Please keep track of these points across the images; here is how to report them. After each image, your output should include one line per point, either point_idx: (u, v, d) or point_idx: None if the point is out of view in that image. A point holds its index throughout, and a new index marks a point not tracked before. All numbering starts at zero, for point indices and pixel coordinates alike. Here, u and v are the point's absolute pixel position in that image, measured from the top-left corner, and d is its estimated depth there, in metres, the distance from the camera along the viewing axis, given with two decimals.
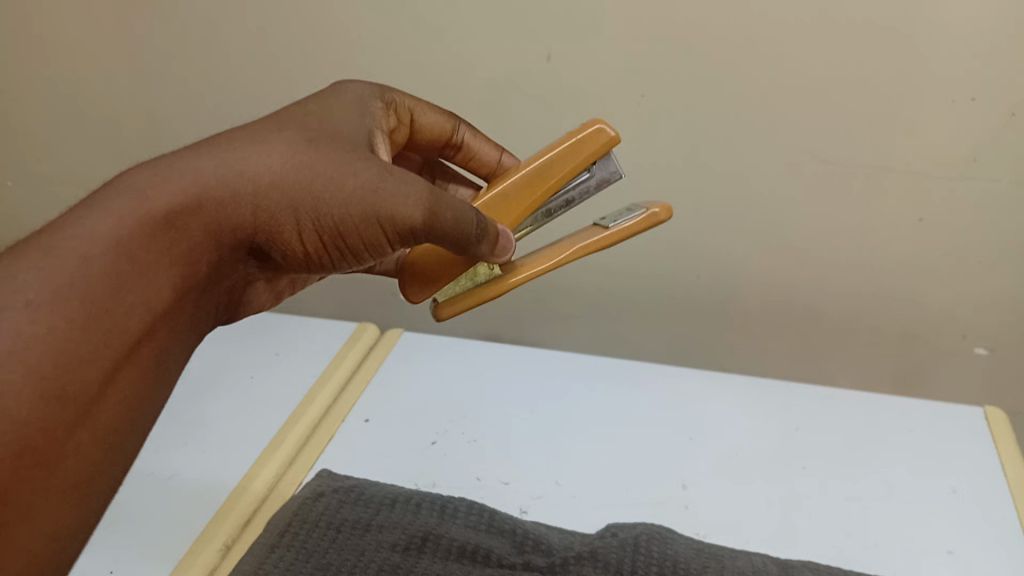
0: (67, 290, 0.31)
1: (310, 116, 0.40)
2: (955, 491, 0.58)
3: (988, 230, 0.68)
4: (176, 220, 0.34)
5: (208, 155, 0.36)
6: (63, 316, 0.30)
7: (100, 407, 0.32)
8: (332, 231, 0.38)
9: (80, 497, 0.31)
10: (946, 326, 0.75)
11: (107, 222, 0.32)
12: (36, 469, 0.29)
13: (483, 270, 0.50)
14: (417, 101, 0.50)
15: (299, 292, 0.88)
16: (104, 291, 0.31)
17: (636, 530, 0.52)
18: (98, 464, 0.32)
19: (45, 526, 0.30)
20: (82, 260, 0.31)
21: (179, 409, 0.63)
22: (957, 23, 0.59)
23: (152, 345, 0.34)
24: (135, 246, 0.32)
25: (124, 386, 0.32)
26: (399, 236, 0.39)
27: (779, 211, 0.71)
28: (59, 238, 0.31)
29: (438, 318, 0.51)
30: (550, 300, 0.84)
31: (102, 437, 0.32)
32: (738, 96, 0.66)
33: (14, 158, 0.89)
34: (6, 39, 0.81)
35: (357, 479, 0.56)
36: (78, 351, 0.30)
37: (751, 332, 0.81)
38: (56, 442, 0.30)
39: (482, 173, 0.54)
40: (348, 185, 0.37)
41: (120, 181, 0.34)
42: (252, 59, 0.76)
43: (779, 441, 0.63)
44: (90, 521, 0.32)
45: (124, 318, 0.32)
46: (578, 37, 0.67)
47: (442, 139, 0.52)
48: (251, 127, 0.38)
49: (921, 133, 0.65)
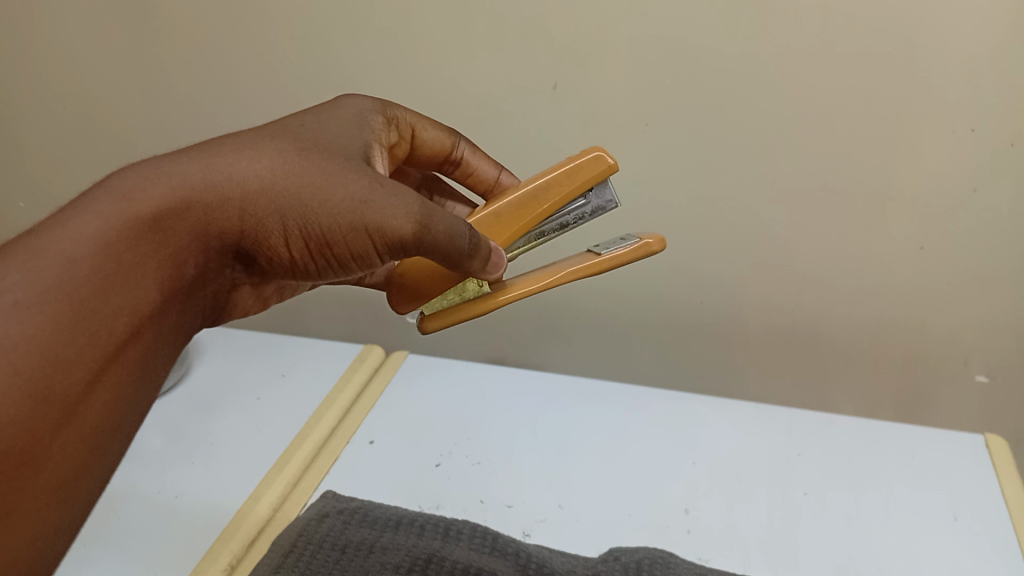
0: (54, 290, 0.31)
1: (304, 126, 0.41)
2: (956, 517, 0.58)
3: (988, 258, 0.69)
4: (162, 222, 0.35)
5: (198, 159, 0.37)
6: (50, 317, 0.31)
7: (88, 406, 0.32)
8: (319, 239, 0.38)
9: (65, 497, 0.32)
10: (947, 353, 0.76)
11: (96, 224, 0.33)
12: (20, 468, 0.30)
13: (472, 286, 0.50)
14: (419, 117, 0.51)
15: (305, 313, 0.89)
16: (90, 292, 0.32)
17: (638, 554, 0.53)
18: (83, 463, 0.33)
19: (27, 526, 0.31)
20: (69, 261, 0.32)
21: (186, 428, 0.64)
22: (957, 58, 0.60)
23: (138, 346, 0.34)
24: (121, 248, 0.33)
25: (110, 385, 0.33)
26: (389, 248, 0.39)
27: (781, 238, 0.72)
28: (46, 237, 0.32)
29: (422, 330, 0.51)
30: (554, 324, 0.85)
31: (89, 437, 0.33)
32: (740, 125, 0.67)
33: (27, 178, 0.90)
34: (19, 63, 0.82)
35: (361, 500, 0.57)
36: (64, 352, 0.31)
37: (753, 357, 0.81)
38: (42, 441, 0.31)
39: (480, 189, 0.55)
40: (337, 195, 0.38)
41: (109, 182, 0.35)
42: (262, 84, 0.77)
43: (781, 466, 0.63)
44: (75, 520, 0.33)
45: (110, 319, 0.33)
46: (584, 67, 0.68)
47: (441, 155, 0.53)
48: (242, 133, 0.39)
49: (921, 164, 0.66)
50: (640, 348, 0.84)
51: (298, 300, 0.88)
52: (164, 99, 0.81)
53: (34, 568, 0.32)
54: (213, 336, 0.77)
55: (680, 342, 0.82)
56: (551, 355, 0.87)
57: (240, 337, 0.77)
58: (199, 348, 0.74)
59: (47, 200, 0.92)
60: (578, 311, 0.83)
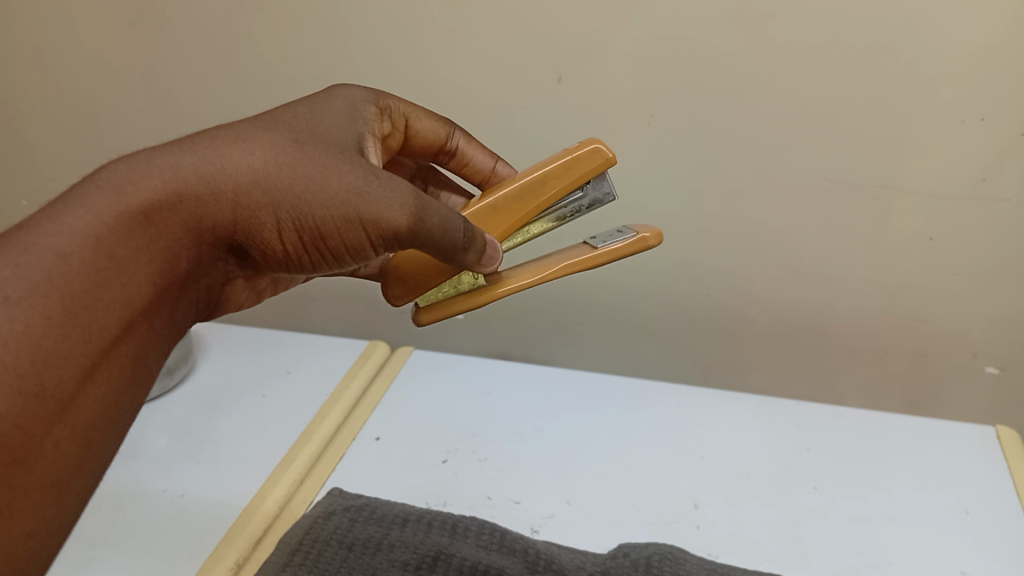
0: (45, 284, 0.31)
1: (298, 117, 0.41)
2: (966, 510, 0.58)
3: (998, 249, 0.68)
4: (153, 216, 0.34)
5: (190, 151, 0.36)
6: (41, 313, 0.30)
7: (79, 404, 0.32)
8: (312, 231, 0.38)
9: (58, 495, 0.32)
10: (956, 345, 0.75)
11: (87, 217, 0.32)
12: (14, 465, 0.30)
13: (467, 279, 0.50)
14: (412, 107, 0.50)
15: (308, 309, 0.89)
16: (82, 287, 0.32)
17: (647, 551, 0.53)
18: (75, 461, 0.32)
19: (21, 524, 0.31)
20: (60, 256, 0.31)
21: (191, 427, 0.63)
22: (967, 47, 0.59)
23: (129, 341, 0.34)
24: (112, 242, 0.33)
25: (102, 382, 0.33)
26: (384, 240, 0.39)
27: (787, 231, 0.72)
28: (37, 232, 0.31)
29: (417, 324, 0.51)
30: (559, 320, 0.84)
31: (81, 434, 0.32)
32: (746, 116, 0.66)
33: (29, 175, 0.90)
34: (18, 60, 0.81)
35: (368, 497, 0.56)
36: (56, 348, 0.31)
37: (760, 352, 0.81)
38: (34, 438, 0.30)
39: (476, 179, 0.54)
40: (332, 187, 0.37)
41: (102, 174, 0.34)
42: (263, 79, 0.77)
43: (790, 460, 0.63)
44: (68, 519, 0.33)
45: (102, 315, 0.32)
46: (588, 59, 0.67)
47: (436, 145, 0.52)
48: (236, 124, 0.38)
49: (930, 155, 0.65)
50: (645, 343, 0.83)
51: (303, 296, 0.87)
52: (166, 96, 0.81)
53: (28, 568, 0.31)
54: (215, 333, 0.77)
55: (687, 338, 0.82)
56: (557, 352, 0.87)
57: (244, 333, 0.77)
58: (202, 345, 0.74)
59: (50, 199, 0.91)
60: (583, 307, 0.83)
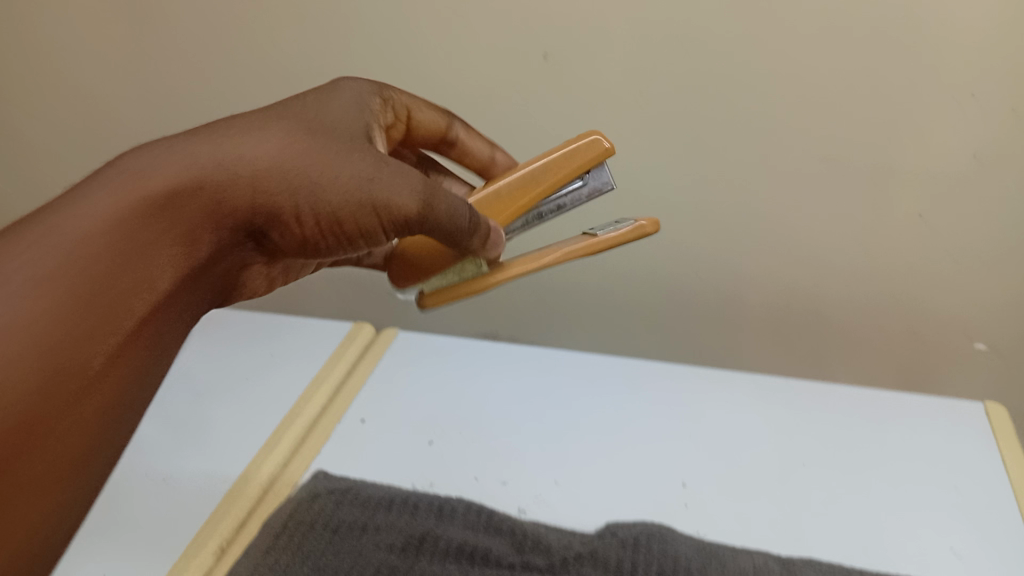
0: (65, 272, 0.30)
1: (308, 106, 0.40)
2: (955, 488, 0.58)
3: (992, 230, 0.67)
4: (173, 203, 0.33)
5: (209, 138, 0.35)
6: (61, 299, 0.30)
7: (95, 390, 0.32)
8: (328, 218, 0.37)
9: (71, 475, 0.32)
10: (949, 328, 0.74)
11: (107, 206, 0.32)
12: (31, 447, 0.30)
13: (470, 267, 0.49)
14: (415, 99, 0.49)
15: (310, 287, 0.89)
16: (102, 275, 0.31)
17: (635, 530, 0.52)
18: (89, 442, 0.33)
19: (37, 503, 0.31)
20: (80, 244, 0.31)
21: (177, 411, 0.63)
22: (958, 20, 0.58)
23: (145, 328, 0.34)
24: (131, 231, 0.32)
25: (119, 367, 0.33)
26: (394, 225, 0.39)
27: (778, 211, 0.71)
28: (57, 220, 0.31)
29: (421, 307, 0.51)
30: (557, 300, 0.84)
31: (98, 415, 0.33)
32: (733, 92, 0.66)
33: (34, 152, 0.91)
34: (17, 41, 0.83)
35: (353, 480, 0.56)
36: (76, 332, 0.30)
37: (753, 335, 0.80)
38: (50, 422, 0.30)
39: (476, 170, 0.54)
40: (345, 175, 0.37)
41: (119, 164, 0.33)
42: (257, 57, 0.77)
43: (783, 438, 0.62)
44: (79, 496, 0.33)
45: (121, 302, 0.32)
46: (575, 36, 0.67)
47: (437, 136, 0.51)
48: (251, 112, 0.38)
49: (923, 132, 0.64)
50: (639, 327, 0.83)
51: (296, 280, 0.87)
52: (160, 74, 0.82)
53: (27, 568, 0.32)
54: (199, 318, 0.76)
55: (680, 321, 0.81)
56: (551, 334, 0.87)
57: (226, 316, 0.76)
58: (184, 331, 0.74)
59: (55, 178, 0.93)
60: (576, 291, 0.82)
